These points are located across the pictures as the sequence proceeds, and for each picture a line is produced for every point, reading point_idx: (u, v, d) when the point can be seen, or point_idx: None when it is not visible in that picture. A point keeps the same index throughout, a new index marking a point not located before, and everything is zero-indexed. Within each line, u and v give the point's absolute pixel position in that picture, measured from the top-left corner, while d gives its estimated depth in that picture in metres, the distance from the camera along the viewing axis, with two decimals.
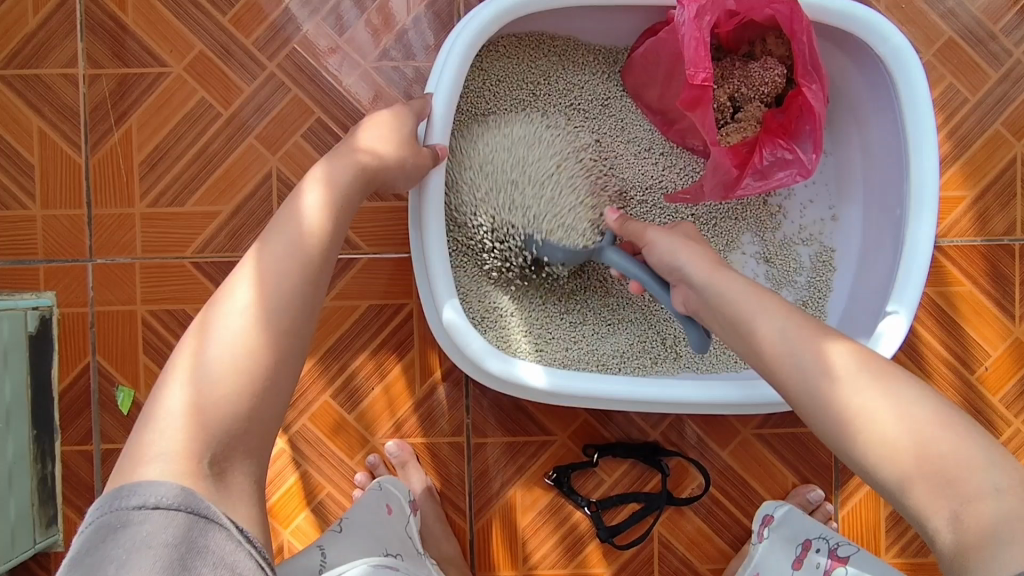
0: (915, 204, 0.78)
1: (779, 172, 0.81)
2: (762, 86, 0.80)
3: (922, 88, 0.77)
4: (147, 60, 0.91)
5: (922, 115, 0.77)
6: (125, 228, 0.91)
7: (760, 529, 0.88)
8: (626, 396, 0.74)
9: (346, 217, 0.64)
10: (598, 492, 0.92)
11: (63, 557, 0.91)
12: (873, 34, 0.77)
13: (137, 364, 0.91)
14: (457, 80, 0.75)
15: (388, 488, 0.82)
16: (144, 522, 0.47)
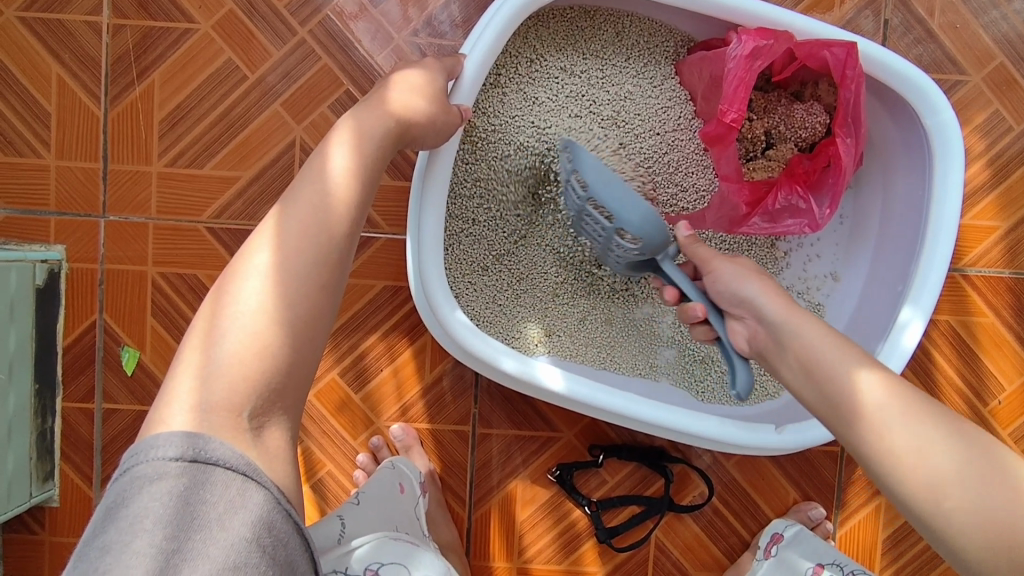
0: (928, 251, 0.77)
1: (789, 219, 0.79)
2: (800, 128, 0.77)
3: (957, 157, 0.75)
4: (174, 15, 0.88)
5: (954, 179, 0.75)
6: (140, 186, 0.89)
7: (767, 546, 0.88)
8: (615, 408, 0.72)
9: (374, 177, 0.61)
10: (599, 492, 0.91)
11: (58, 513, 0.90)
12: (925, 102, 0.75)
13: (144, 326, 0.90)
14: (492, 49, 0.73)
15: (400, 468, 0.82)
16: (180, 475, 0.46)
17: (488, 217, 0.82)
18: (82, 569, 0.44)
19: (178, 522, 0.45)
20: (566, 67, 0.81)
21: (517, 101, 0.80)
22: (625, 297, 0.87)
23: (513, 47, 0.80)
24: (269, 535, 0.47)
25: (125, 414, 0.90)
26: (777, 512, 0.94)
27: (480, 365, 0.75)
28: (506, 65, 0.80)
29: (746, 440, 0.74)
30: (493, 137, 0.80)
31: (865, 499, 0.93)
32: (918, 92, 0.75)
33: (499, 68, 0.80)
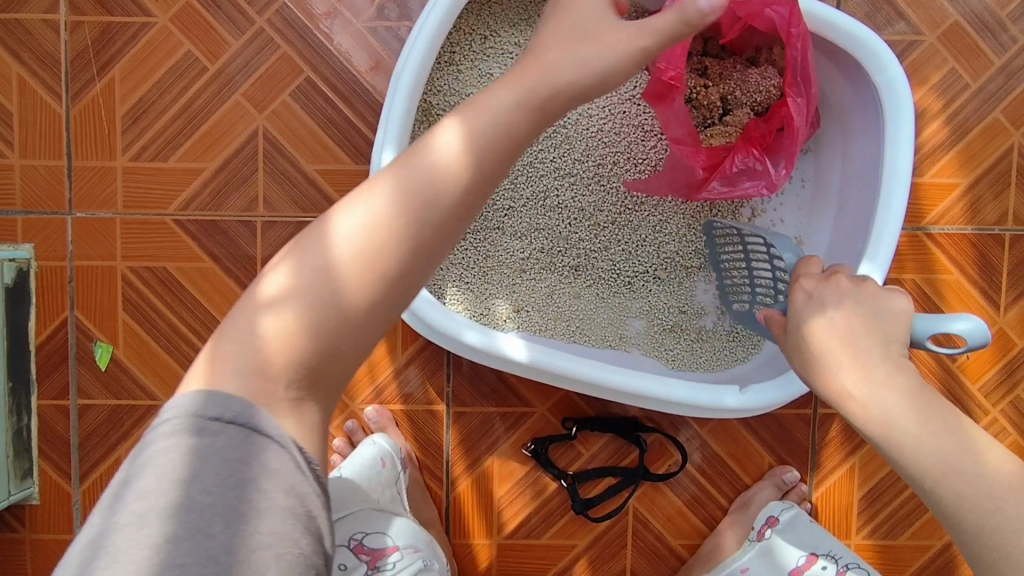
0: (882, 207, 0.77)
1: (746, 183, 0.79)
2: (752, 91, 0.78)
3: (907, 113, 0.76)
4: (131, 10, 0.88)
5: (904, 135, 0.76)
6: (106, 182, 0.89)
7: (761, 529, 0.90)
8: (579, 375, 0.72)
9: (511, 146, 0.54)
10: (574, 465, 0.92)
11: (39, 511, 0.91)
12: (872, 59, 0.75)
13: (116, 321, 0.90)
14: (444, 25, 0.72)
15: (381, 443, 0.84)
16: (219, 436, 0.45)
17: None
18: (122, 515, 0.44)
19: (213, 485, 0.44)
20: (520, 43, 0.81)
21: (472, 78, 0.81)
22: (591, 272, 0.87)
23: (465, 24, 0.80)
24: (301, 505, 0.46)
25: (101, 408, 0.91)
26: (753, 477, 0.94)
27: (445, 341, 0.75)
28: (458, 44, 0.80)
29: (711, 401, 0.75)
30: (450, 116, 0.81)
31: (840, 460, 0.94)
32: (866, 50, 0.75)
33: (452, 45, 0.80)
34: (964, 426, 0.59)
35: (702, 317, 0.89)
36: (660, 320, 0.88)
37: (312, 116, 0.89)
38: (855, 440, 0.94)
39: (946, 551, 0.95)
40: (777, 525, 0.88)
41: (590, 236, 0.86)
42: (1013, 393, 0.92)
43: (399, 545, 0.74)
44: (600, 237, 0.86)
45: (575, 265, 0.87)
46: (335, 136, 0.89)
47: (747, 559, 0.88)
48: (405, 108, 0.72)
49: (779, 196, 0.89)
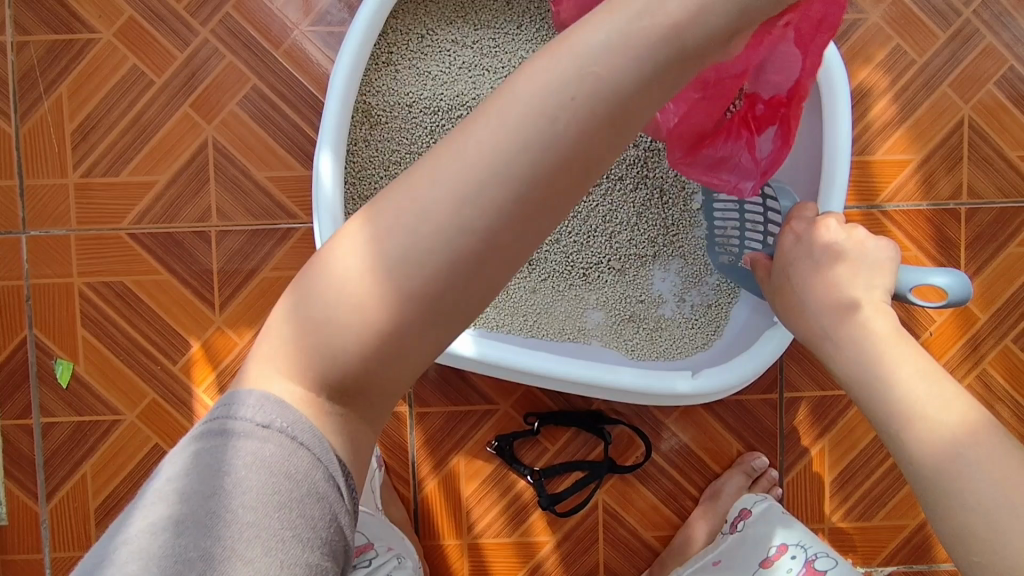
0: (826, 181, 0.75)
1: (724, 174, 0.73)
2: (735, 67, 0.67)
3: (842, 87, 0.75)
4: (75, 27, 0.89)
5: (841, 110, 0.75)
6: (58, 199, 0.89)
7: (736, 521, 0.88)
8: (527, 366, 0.72)
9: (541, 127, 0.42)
10: (541, 461, 0.92)
11: (7, 531, 0.91)
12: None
13: (75, 337, 0.90)
14: (374, 24, 0.73)
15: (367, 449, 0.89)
16: (232, 442, 0.43)
17: None
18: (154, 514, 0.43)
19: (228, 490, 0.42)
20: (458, 40, 0.81)
21: (412, 78, 0.81)
22: (546, 266, 0.88)
23: (402, 23, 0.80)
24: (314, 506, 0.43)
25: (65, 426, 0.91)
26: (723, 465, 0.94)
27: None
28: (393, 44, 0.80)
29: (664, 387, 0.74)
30: (390, 116, 0.81)
31: (808, 444, 0.93)
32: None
33: (389, 45, 0.80)
34: (891, 374, 0.58)
35: (660, 305, 0.89)
36: (618, 310, 0.88)
37: (261, 124, 0.89)
38: (823, 422, 0.93)
39: (921, 530, 0.94)
40: (752, 516, 0.87)
41: (544, 231, 0.87)
42: (979, 367, 0.92)
43: (374, 543, 0.79)
44: (553, 231, 0.87)
45: (531, 259, 0.87)
46: (283, 141, 0.90)
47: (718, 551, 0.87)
48: (340, 109, 0.72)
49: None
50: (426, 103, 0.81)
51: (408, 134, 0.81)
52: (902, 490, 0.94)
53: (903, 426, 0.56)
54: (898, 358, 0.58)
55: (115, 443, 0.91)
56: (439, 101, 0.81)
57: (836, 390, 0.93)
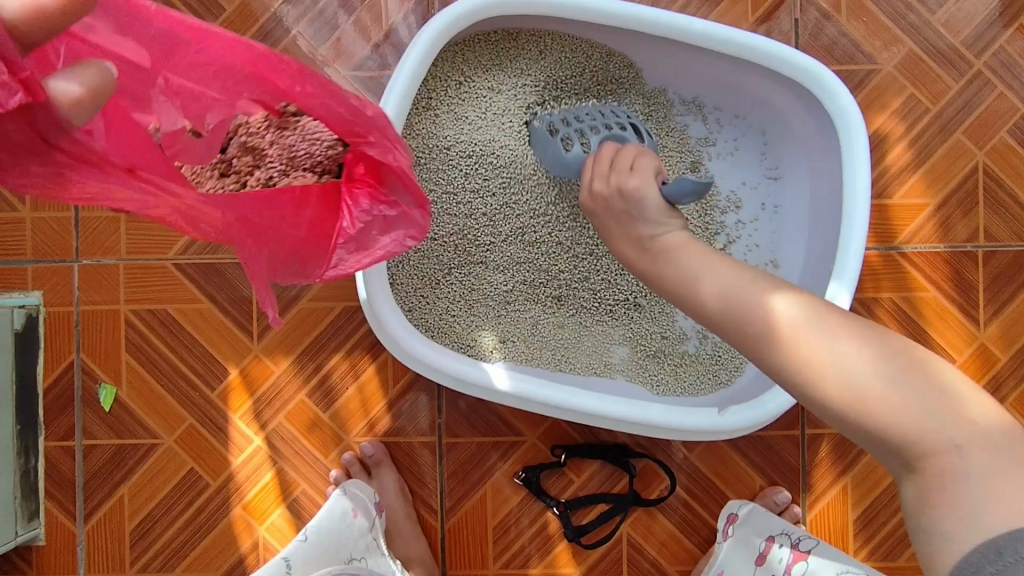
0: (846, 225, 0.78)
1: (386, 241, 0.63)
2: (305, 144, 0.64)
3: (860, 136, 0.78)
4: None
5: (862, 158, 0.78)
6: (111, 230, 0.94)
7: (725, 527, 0.89)
8: (559, 403, 0.75)
9: None
10: (566, 492, 0.93)
11: (45, 551, 0.93)
12: (827, 90, 0.79)
13: (120, 362, 0.94)
14: (418, 74, 0.76)
15: (353, 491, 0.88)
16: None
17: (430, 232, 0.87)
18: None
19: None
20: (494, 87, 0.86)
21: (449, 122, 0.86)
22: (573, 301, 0.91)
23: (440, 71, 0.85)
24: None
25: (105, 448, 0.94)
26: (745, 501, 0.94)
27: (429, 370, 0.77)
28: (434, 90, 0.85)
29: (693, 425, 0.77)
30: (429, 158, 0.86)
31: (831, 481, 0.94)
32: (821, 82, 0.79)
33: (429, 92, 0.85)
34: (840, 368, 0.54)
35: (683, 343, 0.92)
36: (642, 345, 0.91)
37: None
38: (845, 460, 0.94)
39: None
40: (739, 519, 0.88)
41: (570, 270, 0.90)
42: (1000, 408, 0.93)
43: None
44: (579, 268, 0.90)
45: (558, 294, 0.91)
46: None
47: (722, 558, 0.87)
48: None
49: (753, 223, 0.92)
50: (462, 150, 0.86)
51: (447, 175, 0.86)
52: None
53: (803, 376, 0.55)
54: (832, 336, 0.55)
55: (152, 467, 0.94)
56: (476, 145, 0.86)
57: None
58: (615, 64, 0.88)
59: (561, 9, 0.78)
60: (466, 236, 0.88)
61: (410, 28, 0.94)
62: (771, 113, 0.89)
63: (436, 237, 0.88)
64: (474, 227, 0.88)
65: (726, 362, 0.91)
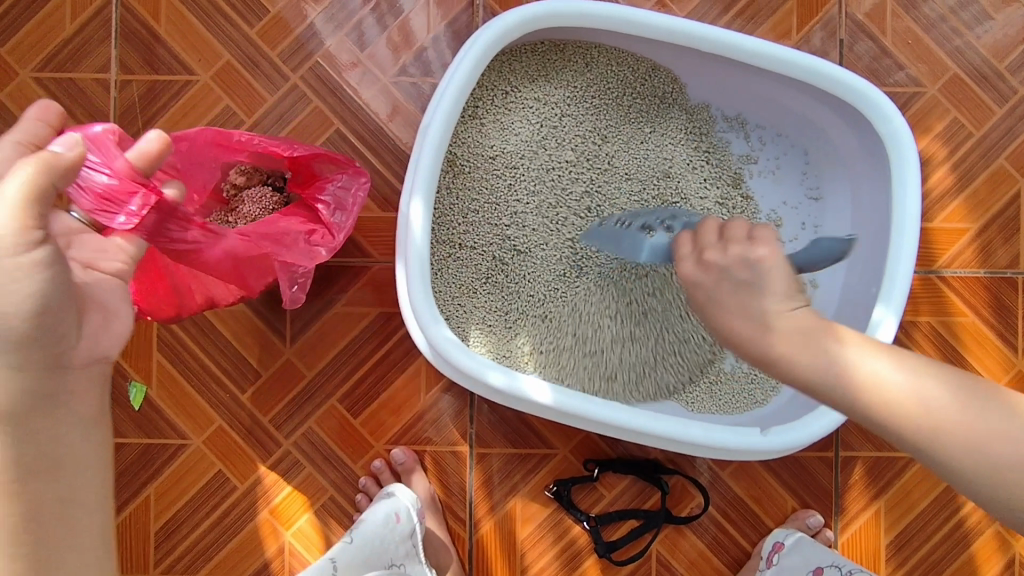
0: (893, 250, 0.78)
1: (350, 197, 0.80)
2: (257, 206, 0.83)
3: (912, 160, 0.78)
4: (175, 68, 0.93)
5: (912, 181, 0.78)
6: None
7: (770, 555, 0.89)
8: (600, 416, 0.74)
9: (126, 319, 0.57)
10: (597, 507, 0.93)
11: None
12: (877, 113, 0.78)
13: (150, 361, 0.93)
14: (470, 79, 0.75)
15: (396, 495, 0.84)
16: None
17: (470, 240, 0.86)
18: None
19: None
20: (541, 98, 0.86)
21: (494, 132, 0.86)
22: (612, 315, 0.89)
23: (487, 81, 0.85)
24: None
25: (133, 447, 0.93)
26: (776, 520, 0.94)
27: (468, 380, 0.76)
28: (484, 101, 0.86)
29: (735, 444, 0.76)
30: (473, 166, 0.86)
31: (864, 504, 0.94)
32: (871, 105, 0.78)
33: (476, 102, 0.85)
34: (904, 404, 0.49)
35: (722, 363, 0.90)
36: (680, 363, 0.89)
37: None
38: (878, 483, 0.93)
39: None
40: (784, 548, 0.89)
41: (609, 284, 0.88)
42: None
43: None
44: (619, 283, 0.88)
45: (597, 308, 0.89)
46: None
47: None
48: (434, 157, 0.74)
49: (793, 243, 0.91)
50: (506, 159, 0.86)
51: (490, 184, 0.86)
52: (960, 557, 0.93)
53: (888, 422, 0.49)
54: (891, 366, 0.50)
55: (180, 468, 0.93)
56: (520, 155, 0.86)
57: (891, 452, 0.94)
58: (661, 78, 0.87)
59: (614, 23, 0.77)
60: (506, 245, 0.87)
61: (454, 36, 0.94)
62: (815, 133, 0.88)
63: (475, 244, 0.86)
64: (514, 236, 0.86)
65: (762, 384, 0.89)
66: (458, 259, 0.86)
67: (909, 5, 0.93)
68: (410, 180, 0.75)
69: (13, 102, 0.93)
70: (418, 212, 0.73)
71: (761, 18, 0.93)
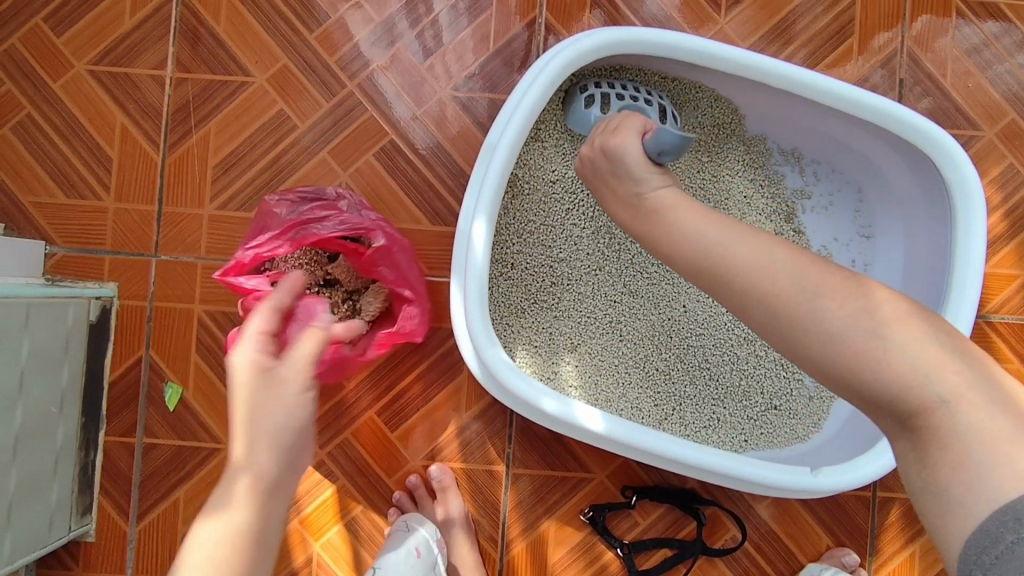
0: (954, 294, 0.78)
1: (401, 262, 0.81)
2: (343, 278, 0.85)
3: (977, 207, 0.78)
4: (232, 68, 0.93)
5: (975, 228, 0.78)
6: (192, 228, 0.92)
7: None
8: (653, 448, 0.73)
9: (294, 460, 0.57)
10: (631, 534, 0.92)
11: (94, 548, 0.91)
12: (947, 159, 0.78)
13: (188, 362, 0.92)
14: (541, 101, 0.75)
15: (413, 527, 0.86)
16: None
17: (523, 261, 0.86)
18: None
19: None
20: None
21: (554, 154, 0.85)
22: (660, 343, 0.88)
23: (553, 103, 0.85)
24: None
25: (165, 448, 0.92)
26: (810, 558, 0.93)
27: (521, 404, 0.75)
28: (545, 124, 0.85)
29: (787, 482, 0.75)
30: (532, 187, 0.85)
31: (899, 546, 0.93)
32: (938, 149, 0.78)
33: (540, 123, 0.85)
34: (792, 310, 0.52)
35: (767, 398, 0.89)
36: (727, 397, 0.88)
37: (396, 177, 0.93)
38: (915, 526, 0.93)
39: None
40: None
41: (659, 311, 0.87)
42: None
43: None
44: (669, 310, 0.87)
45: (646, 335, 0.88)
46: (413, 196, 0.93)
47: None
48: (500, 178, 0.74)
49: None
50: (565, 182, 0.86)
51: (547, 204, 0.86)
52: None
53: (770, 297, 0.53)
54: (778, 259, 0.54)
55: (211, 471, 0.92)
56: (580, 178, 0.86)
57: None
58: (720, 110, 0.87)
59: (687, 54, 0.77)
60: (558, 267, 0.86)
61: (514, 54, 0.94)
62: (871, 171, 0.88)
63: (528, 265, 0.86)
64: (567, 258, 0.86)
65: (808, 423, 0.88)
66: (510, 278, 0.86)
67: (970, 50, 0.94)
68: (475, 198, 0.75)
69: (66, 94, 0.93)
70: (482, 231, 0.73)
71: (820, 55, 0.94)
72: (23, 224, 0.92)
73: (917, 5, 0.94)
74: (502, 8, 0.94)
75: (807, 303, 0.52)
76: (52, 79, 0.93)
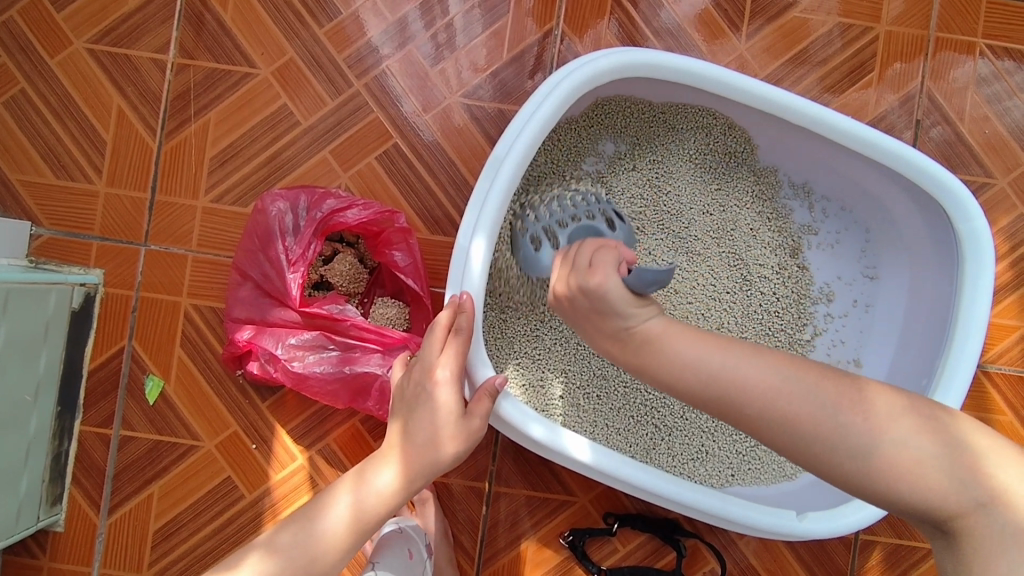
0: (956, 346, 0.77)
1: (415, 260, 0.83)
2: (347, 279, 0.85)
3: (987, 260, 0.76)
4: (237, 59, 0.90)
5: (982, 282, 0.77)
6: (184, 219, 0.90)
7: None
8: (636, 481, 0.72)
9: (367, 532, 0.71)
10: (609, 560, 0.91)
11: (62, 539, 0.89)
12: (959, 209, 0.77)
13: (171, 356, 0.90)
14: (551, 119, 0.73)
15: (408, 533, 0.83)
16: None
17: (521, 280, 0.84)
18: None
19: None
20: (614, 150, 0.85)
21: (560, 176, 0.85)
22: None
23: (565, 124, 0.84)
24: None
25: (142, 442, 0.90)
26: None
27: (506, 429, 0.74)
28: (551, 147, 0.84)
29: (768, 524, 0.74)
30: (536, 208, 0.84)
31: None
32: (952, 198, 0.77)
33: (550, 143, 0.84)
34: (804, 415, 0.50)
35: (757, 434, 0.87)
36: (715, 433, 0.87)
37: (398, 182, 0.91)
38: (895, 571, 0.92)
39: None
40: None
41: None
42: None
43: None
44: None
45: None
46: (413, 203, 0.91)
47: None
48: (503, 196, 0.71)
49: (841, 319, 0.90)
50: None
51: None
52: None
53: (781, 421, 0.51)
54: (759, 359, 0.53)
55: (187, 469, 0.90)
56: None
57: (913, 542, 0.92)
58: (734, 138, 0.85)
59: (707, 84, 0.76)
60: None
61: (527, 64, 0.92)
62: (879, 212, 0.87)
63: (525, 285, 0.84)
64: None
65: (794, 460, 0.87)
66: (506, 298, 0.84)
67: (991, 96, 0.93)
68: (474, 215, 0.72)
69: (63, 71, 0.90)
70: (480, 249, 0.71)
71: (839, 89, 0.92)
72: (10, 203, 0.90)
73: (940, 46, 0.92)
74: (519, 17, 0.91)
75: (828, 421, 0.50)
76: (49, 55, 0.90)
